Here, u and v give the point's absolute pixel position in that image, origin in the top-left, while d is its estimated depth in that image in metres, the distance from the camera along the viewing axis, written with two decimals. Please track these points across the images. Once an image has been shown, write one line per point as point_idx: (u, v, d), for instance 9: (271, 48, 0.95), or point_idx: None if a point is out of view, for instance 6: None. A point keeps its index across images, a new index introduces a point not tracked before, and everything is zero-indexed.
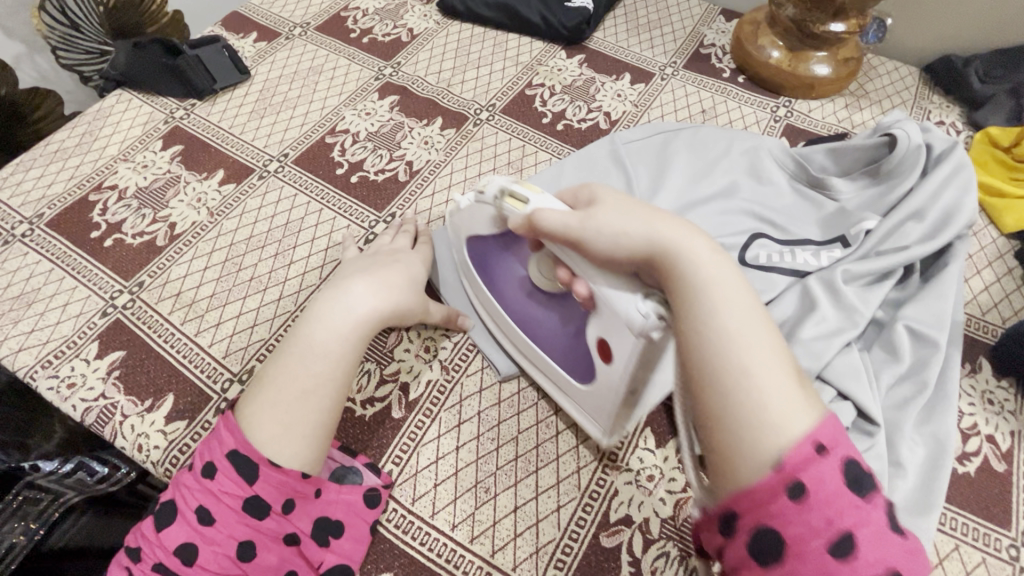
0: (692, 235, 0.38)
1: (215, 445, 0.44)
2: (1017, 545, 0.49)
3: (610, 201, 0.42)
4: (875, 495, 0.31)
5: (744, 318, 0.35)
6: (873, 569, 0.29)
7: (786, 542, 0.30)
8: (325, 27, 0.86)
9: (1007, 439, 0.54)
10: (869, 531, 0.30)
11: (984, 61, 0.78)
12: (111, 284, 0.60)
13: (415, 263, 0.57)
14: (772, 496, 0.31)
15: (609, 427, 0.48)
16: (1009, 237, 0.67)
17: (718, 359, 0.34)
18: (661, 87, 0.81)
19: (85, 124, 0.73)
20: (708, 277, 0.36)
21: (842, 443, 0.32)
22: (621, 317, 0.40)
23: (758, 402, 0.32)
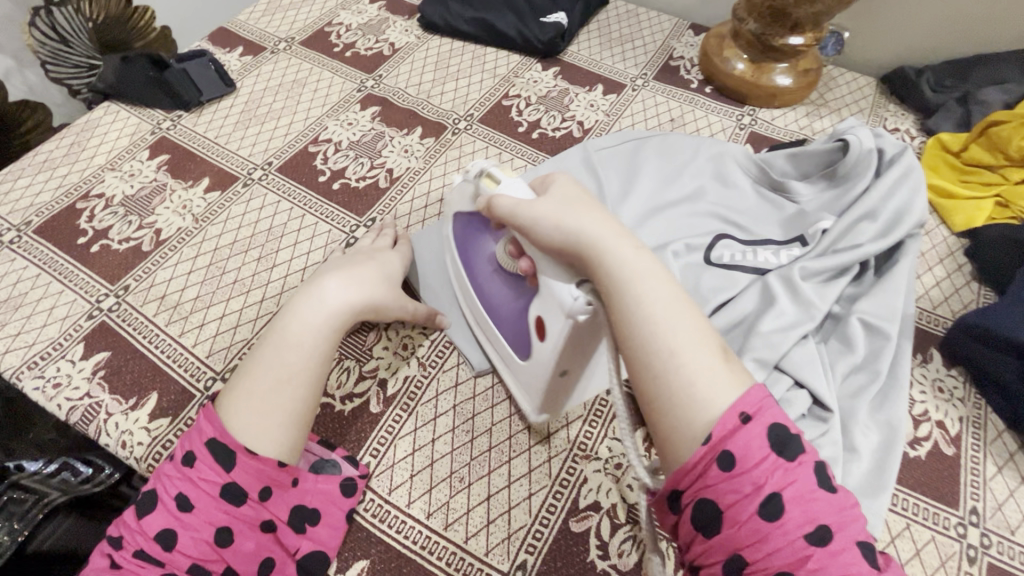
0: (619, 235, 0.41)
1: (196, 436, 0.46)
2: (964, 523, 0.51)
3: (554, 195, 0.45)
4: (801, 454, 0.33)
5: (669, 304, 0.38)
6: (804, 529, 0.31)
7: (723, 511, 0.33)
8: (309, 42, 0.90)
9: (955, 424, 0.57)
10: (794, 491, 0.32)
11: (935, 72, 0.83)
12: (97, 288, 0.62)
13: (391, 262, 0.59)
14: (705, 470, 0.33)
15: (537, 405, 0.52)
16: (959, 236, 0.71)
17: (645, 343, 0.37)
18: (632, 97, 0.85)
19: (73, 135, 0.75)
20: (632, 271, 0.39)
21: (766, 410, 0.34)
22: (556, 297, 0.44)
23: (686, 381, 0.35)
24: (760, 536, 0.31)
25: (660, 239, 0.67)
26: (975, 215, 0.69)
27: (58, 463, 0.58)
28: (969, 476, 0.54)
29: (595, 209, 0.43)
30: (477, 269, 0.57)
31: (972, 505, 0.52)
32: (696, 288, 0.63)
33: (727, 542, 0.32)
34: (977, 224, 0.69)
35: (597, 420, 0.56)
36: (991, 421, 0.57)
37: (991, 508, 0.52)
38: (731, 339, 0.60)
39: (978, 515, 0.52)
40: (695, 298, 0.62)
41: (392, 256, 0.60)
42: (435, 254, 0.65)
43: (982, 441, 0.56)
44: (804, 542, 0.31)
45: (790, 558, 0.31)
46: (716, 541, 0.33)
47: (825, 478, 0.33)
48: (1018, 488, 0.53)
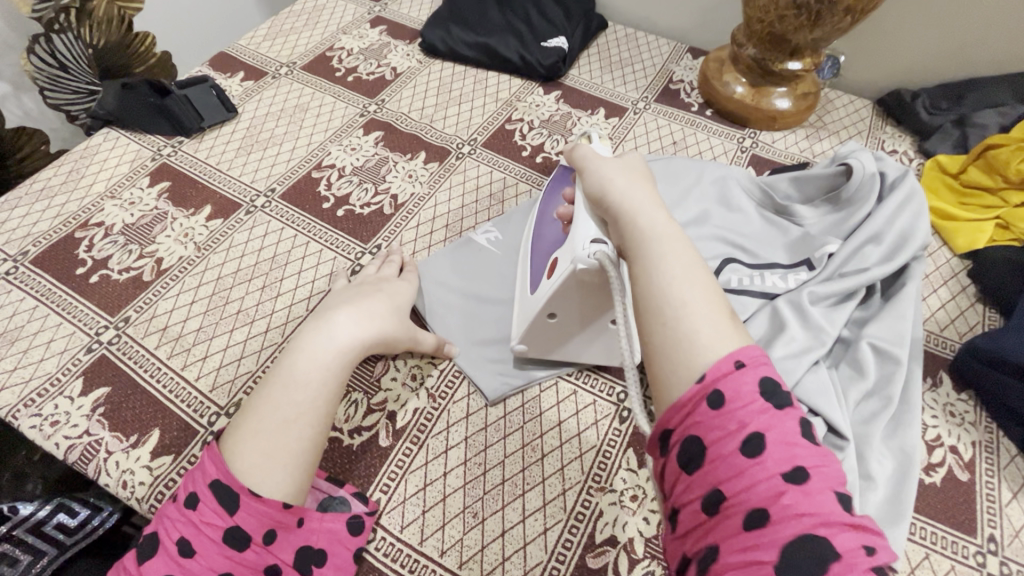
0: (654, 205, 0.44)
1: (199, 476, 0.44)
2: (983, 551, 0.51)
3: (612, 162, 0.49)
4: (788, 405, 0.34)
5: (688, 265, 0.40)
6: (780, 466, 0.32)
7: (705, 449, 0.33)
8: (310, 66, 0.90)
9: (968, 449, 0.57)
10: (776, 435, 0.32)
11: (930, 94, 0.85)
12: (96, 320, 0.60)
13: (400, 292, 0.59)
14: (695, 407, 0.34)
15: (519, 338, 0.57)
16: (962, 257, 0.71)
17: (657, 293, 0.39)
18: (634, 121, 0.86)
19: (71, 163, 0.74)
20: (659, 232, 0.42)
21: (763, 364, 0.35)
22: (576, 241, 0.49)
23: (688, 331, 0.37)
24: (738, 471, 0.32)
25: None
26: (977, 237, 0.70)
27: (53, 504, 0.56)
28: (986, 502, 0.54)
29: (647, 182, 0.47)
30: (545, 216, 0.61)
31: (990, 533, 0.52)
32: None
33: (707, 478, 0.33)
34: (980, 245, 0.70)
35: (611, 450, 0.55)
36: (1003, 445, 0.57)
37: (1009, 535, 0.52)
38: None
39: (997, 543, 0.51)
40: None
41: (399, 286, 0.60)
42: (447, 279, 0.65)
43: (995, 466, 0.56)
44: (780, 477, 0.31)
45: (764, 493, 0.31)
46: (696, 476, 0.33)
47: (809, 430, 0.34)
48: None
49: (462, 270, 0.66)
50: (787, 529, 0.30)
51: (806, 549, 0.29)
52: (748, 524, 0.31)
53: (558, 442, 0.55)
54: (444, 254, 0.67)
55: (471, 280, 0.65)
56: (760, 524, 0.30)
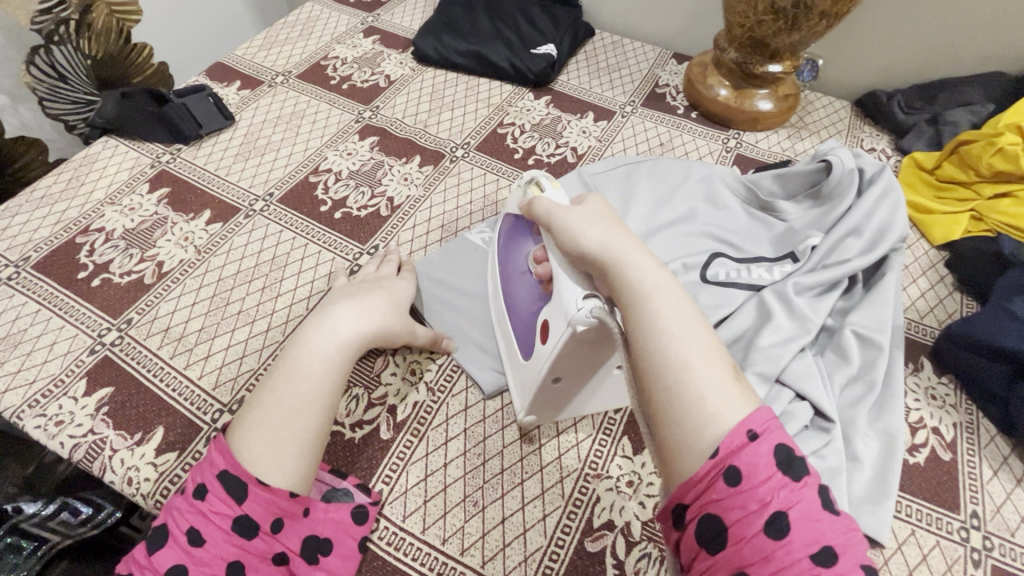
0: (641, 258, 0.45)
1: (207, 468, 0.45)
2: (967, 527, 0.53)
3: (585, 210, 0.50)
4: (805, 476, 0.34)
5: (684, 323, 0.40)
6: (807, 547, 0.32)
7: (727, 528, 0.33)
8: (306, 75, 0.92)
9: (950, 430, 0.59)
10: (798, 512, 0.33)
11: (905, 95, 0.88)
12: (99, 322, 0.61)
13: (400, 290, 0.60)
14: (711, 483, 0.34)
15: (526, 408, 0.54)
16: (939, 248, 0.74)
17: (659, 357, 0.39)
18: (622, 124, 0.88)
19: (71, 171, 0.75)
20: (651, 288, 0.42)
21: (773, 431, 0.35)
22: (566, 302, 0.47)
23: (695, 396, 0.37)
24: (763, 553, 0.32)
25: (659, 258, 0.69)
26: (952, 228, 0.73)
27: (57, 504, 0.57)
28: (968, 480, 0.56)
29: (625, 232, 0.47)
30: (513, 272, 0.61)
31: (972, 509, 0.54)
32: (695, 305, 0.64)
33: (731, 559, 0.33)
34: (955, 237, 0.72)
35: (607, 437, 0.57)
36: (983, 426, 0.59)
37: (990, 511, 0.54)
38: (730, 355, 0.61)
39: (979, 518, 0.53)
40: None
41: (399, 284, 0.61)
42: (444, 278, 0.67)
43: (976, 445, 0.58)
44: (808, 561, 0.31)
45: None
46: (720, 556, 0.33)
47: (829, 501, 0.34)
48: (1014, 490, 0.55)
49: (458, 269, 0.67)
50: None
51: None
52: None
53: (555, 431, 0.57)
54: (441, 254, 0.69)
55: (468, 281, 0.66)
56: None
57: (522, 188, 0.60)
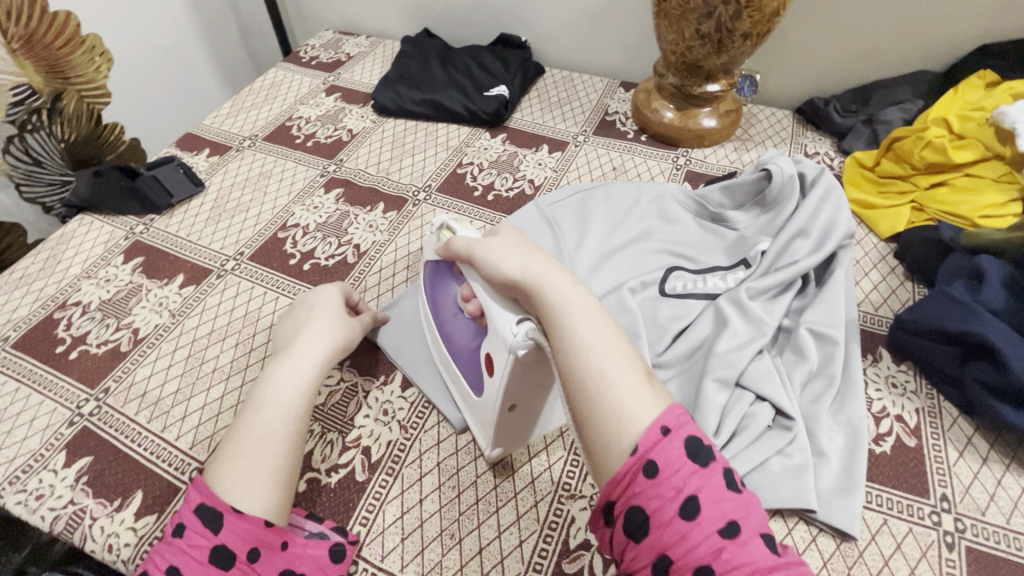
0: (559, 276, 0.48)
1: (184, 507, 0.46)
2: (937, 511, 0.54)
3: (500, 241, 0.53)
4: (711, 461, 0.38)
5: (600, 333, 0.44)
6: (715, 523, 0.35)
7: (649, 517, 0.36)
8: (272, 136, 0.96)
9: (913, 416, 0.60)
10: (707, 493, 0.36)
11: (840, 100, 0.93)
12: (77, 394, 0.63)
13: (330, 300, 0.62)
14: (633, 478, 0.37)
15: (491, 442, 0.55)
16: (887, 241, 0.77)
17: (579, 367, 0.42)
18: (576, 153, 0.92)
19: (47, 250, 0.78)
20: (568, 303, 0.46)
21: (685, 425, 0.39)
22: (502, 332, 0.48)
23: (615, 401, 0.40)
24: (681, 535, 0.35)
25: (618, 279, 0.72)
26: (896, 221, 0.76)
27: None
28: (935, 464, 0.57)
29: (542, 255, 0.51)
30: (447, 315, 0.61)
31: (942, 492, 0.55)
32: (655, 320, 0.66)
33: (654, 545, 0.35)
34: (900, 229, 0.75)
35: (578, 458, 0.58)
36: (945, 409, 0.61)
37: (960, 493, 0.55)
38: (692, 364, 0.63)
39: (949, 501, 0.54)
40: (655, 330, 0.66)
41: (329, 294, 0.63)
42: (400, 338, 0.66)
43: (940, 428, 0.59)
44: (717, 536, 0.35)
45: (707, 552, 0.34)
46: (643, 545, 0.36)
47: (731, 481, 0.38)
48: (982, 470, 0.56)
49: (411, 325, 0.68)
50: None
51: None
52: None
53: (527, 458, 0.58)
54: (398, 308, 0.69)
55: (418, 339, 0.66)
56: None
57: (432, 235, 0.62)
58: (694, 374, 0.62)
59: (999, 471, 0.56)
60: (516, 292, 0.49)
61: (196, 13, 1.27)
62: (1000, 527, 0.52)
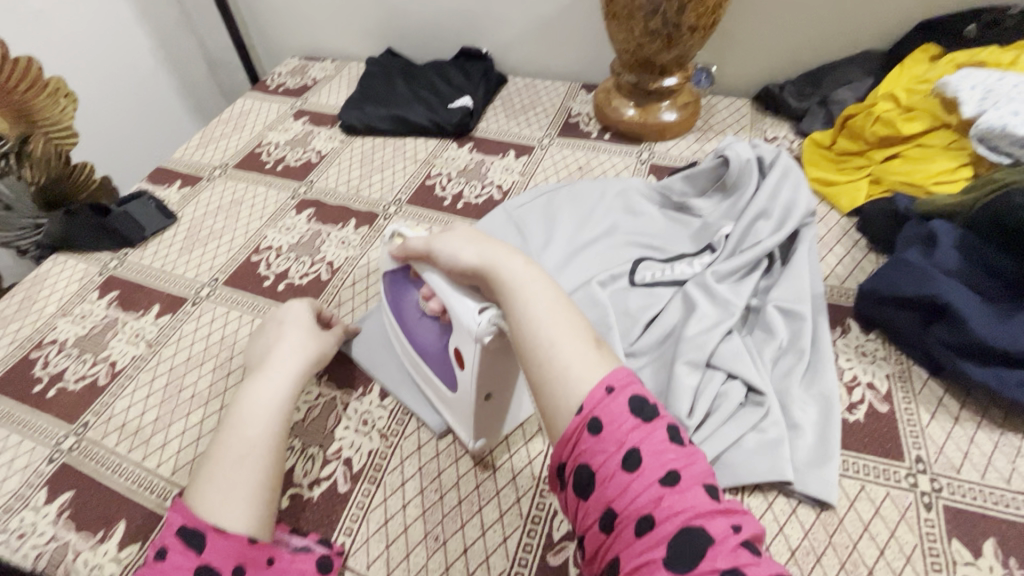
0: (511, 255, 0.49)
1: (165, 531, 0.46)
2: (913, 473, 0.54)
3: (455, 233, 0.53)
4: (657, 417, 0.38)
5: (550, 303, 0.45)
6: (656, 473, 0.35)
7: (595, 473, 0.37)
8: (242, 164, 0.97)
9: (884, 382, 0.61)
10: (648, 446, 0.36)
11: (794, 84, 0.95)
12: (57, 431, 0.63)
13: (299, 314, 0.63)
14: (579, 437, 0.38)
15: (473, 434, 0.56)
16: (849, 215, 0.78)
17: (530, 338, 0.43)
18: (542, 156, 0.94)
19: (22, 292, 0.78)
20: (520, 280, 0.47)
21: (631, 385, 0.39)
22: (466, 323, 0.48)
23: (563, 364, 0.41)
24: (623, 488, 0.35)
25: (587, 271, 0.73)
26: (856, 195, 0.78)
27: None
28: (908, 427, 0.58)
29: (494, 239, 0.51)
30: (410, 318, 0.61)
31: (917, 454, 0.56)
32: (625, 310, 0.67)
33: (600, 499, 0.36)
34: (860, 202, 0.77)
35: None
36: (915, 372, 0.62)
37: (934, 453, 0.55)
38: (664, 349, 0.64)
39: (924, 462, 0.55)
40: (626, 320, 0.67)
41: (298, 310, 0.64)
42: (373, 344, 0.67)
43: (911, 392, 0.60)
44: (657, 486, 0.35)
45: (647, 500, 0.35)
46: (592, 500, 0.37)
47: (676, 435, 0.38)
48: (955, 429, 0.57)
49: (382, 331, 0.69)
50: (669, 528, 0.34)
51: (686, 543, 0.33)
52: (639, 531, 0.34)
53: (507, 456, 0.58)
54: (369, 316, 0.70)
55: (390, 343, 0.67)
56: (646, 530, 0.34)
57: (387, 243, 0.62)
58: (666, 358, 0.63)
59: (971, 429, 0.57)
60: (474, 278, 0.50)
61: (162, 52, 1.29)
62: (976, 483, 0.53)
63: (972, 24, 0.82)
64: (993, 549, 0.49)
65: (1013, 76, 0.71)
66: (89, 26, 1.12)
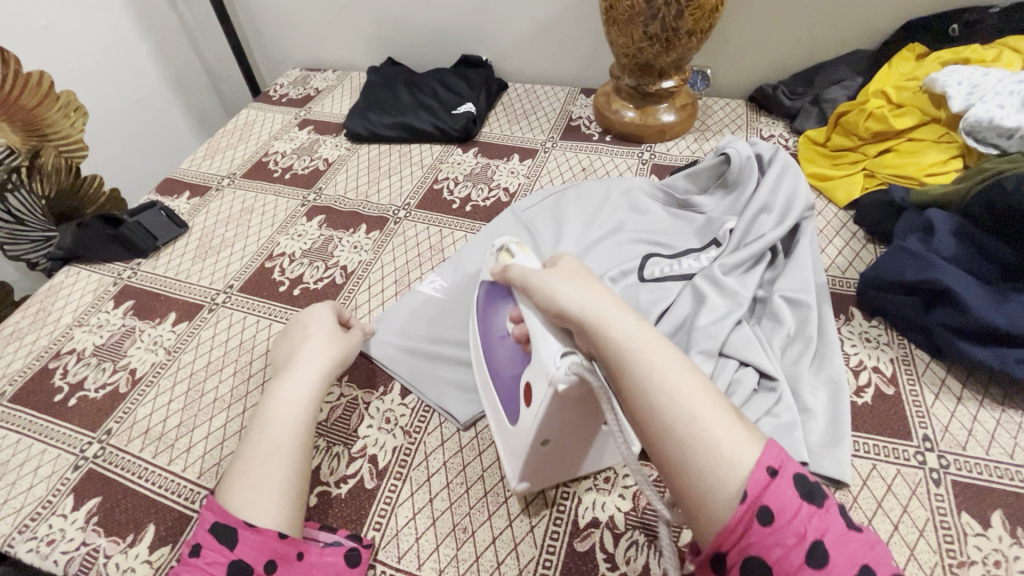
0: (617, 311, 0.46)
1: (200, 529, 0.47)
2: (921, 450, 0.56)
3: (556, 276, 0.51)
4: (826, 501, 0.37)
5: (677, 369, 0.43)
6: (847, 569, 0.34)
7: (770, 565, 0.35)
8: (250, 173, 0.99)
9: (889, 366, 0.63)
10: (831, 537, 0.35)
11: (787, 84, 0.99)
12: (80, 438, 0.63)
13: (323, 316, 0.65)
14: (747, 528, 0.36)
15: (518, 474, 0.53)
16: (846, 208, 0.81)
17: (666, 410, 0.41)
18: (546, 158, 0.96)
19: (37, 303, 0.79)
20: (638, 342, 0.44)
21: (788, 463, 0.38)
22: (545, 360, 0.47)
23: (710, 442, 0.39)
24: None
25: (599, 269, 0.75)
26: (851, 189, 0.81)
27: None
28: (914, 407, 0.60)
29: (599, 290, 0.49)
30: (493, 336, 0.60)
31: (924, 433, 0.58)
32: (637, 305, 0.69)
33: None
34: (856, 195, 0.80)
35: None
36: (917, 356, 0.64)
37: (940, 431, 0.58)
38: (677, 341, 0.66)
39: (932, 440, 0.57)
40: (639, 315, 0.69)
41: (320, 312, 0.65)
42: (407, 343, 0.69)
43: (915, 374, 0.63)
44: None
45: None
46: None
47: (849, 520, 0.37)
48: (958, 407, 0.59)
49: (411, 329, 0.70)
50: None
51: None
52: None
53: None
54: (395, 312, 0.73)
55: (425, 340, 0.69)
56: None
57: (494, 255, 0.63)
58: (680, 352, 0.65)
59: (974, 407, 0.59)
60: (577, 329, 0.47)
61: (163, 63, 1.30)
62: (981, 459, 0.55)
63: (954, 22, 0.86)
64: (1001, 520, 0.51)
65: (996, 71, 0.75)
66: (92, 41, 1.13)
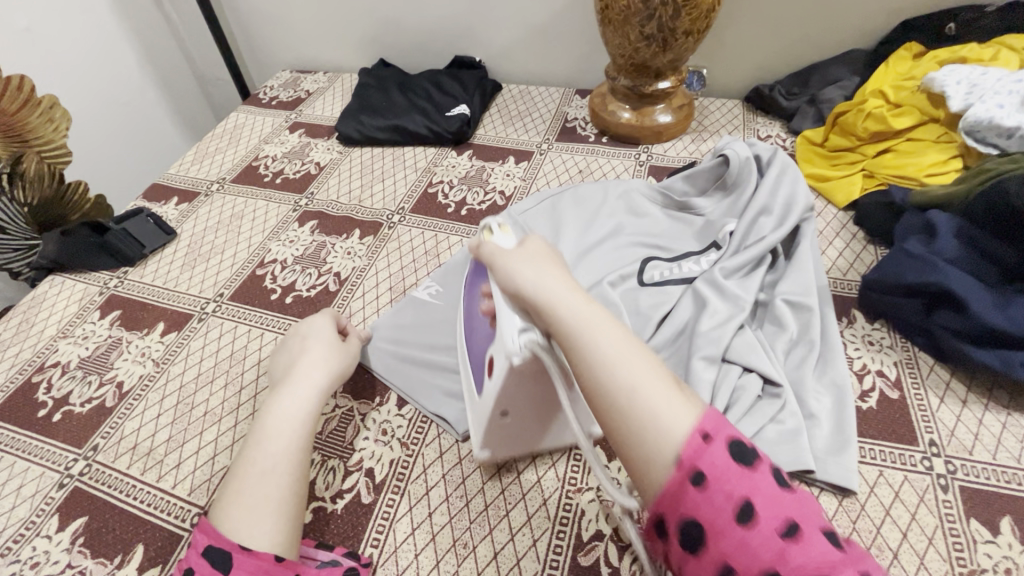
0: (572, 289, 0.45)
1: (193, 553, 0.45)
2: (928, 456, 0.56)
3: (518, 253, 0.50)
4: (760, 462, 0.35)
5: (622, 343, 0.41)
6: (775, 525, 0.32)
7: (702, 526, 0.34)
8: (239, 178, 0.97)
9: (893, 369, 0.63)
10: (760, 496, 0.33)
11: (784, 84, 0.98)
12: (66, 455, 0.61)
13: (321, 329, 0.63)
14: (679, 490, 0.35)
15: (481, 444, 0.55)
16: (845, 209, 0.80)
17: (606, 384, 0.40)
18: (542, 161, 0.95)
19: (20, 315, 0.76)
20: (586, 319, 0.42)
21: (724, 427, 0.36)
22: (505, 335, 0.47)
23: (648, 414, 0.38)
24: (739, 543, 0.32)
25: (598, 273, 0.73)
26: (851, 190, 0.80)
27: None
28: (919, 411, 0.59)
29: (556, 268, 0.47)
30: (473, 313, 0.60)
31: (930, 438, 0.57)
32: (637, 309, 0.68)
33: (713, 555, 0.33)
34: (855, 196, 0.79)
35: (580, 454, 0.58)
36: (921, 359, 0.63)
37: (946, 436, 0.57)
38: (679, 347, 0.65)
39: (938, 445, 0.56)
40: (639, 319, 0.68)
41: (317, 323, 0.64)
42: (401, 349, 0.68)
43: (919, 378, 0.62)
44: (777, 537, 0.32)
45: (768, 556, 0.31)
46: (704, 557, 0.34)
47: (783, 480, 0.35)
48: (963, 411, 0.59)
49: (406, 335, 0.69)
50: None
51: None
52: None
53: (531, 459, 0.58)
54: (391, 317, 0.71)
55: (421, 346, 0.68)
56: None
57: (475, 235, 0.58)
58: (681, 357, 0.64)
59: (979, 411, 0.58)
60: (531, 309, 0.46)
61: (149, 65, 1.27)
62: (988, 463, 0.55)
63: (950, 22, 0.86)
64: (1010, 526, 0.50)
65: (995, 70, 0.74)
66: (73, 41, 1.10)
